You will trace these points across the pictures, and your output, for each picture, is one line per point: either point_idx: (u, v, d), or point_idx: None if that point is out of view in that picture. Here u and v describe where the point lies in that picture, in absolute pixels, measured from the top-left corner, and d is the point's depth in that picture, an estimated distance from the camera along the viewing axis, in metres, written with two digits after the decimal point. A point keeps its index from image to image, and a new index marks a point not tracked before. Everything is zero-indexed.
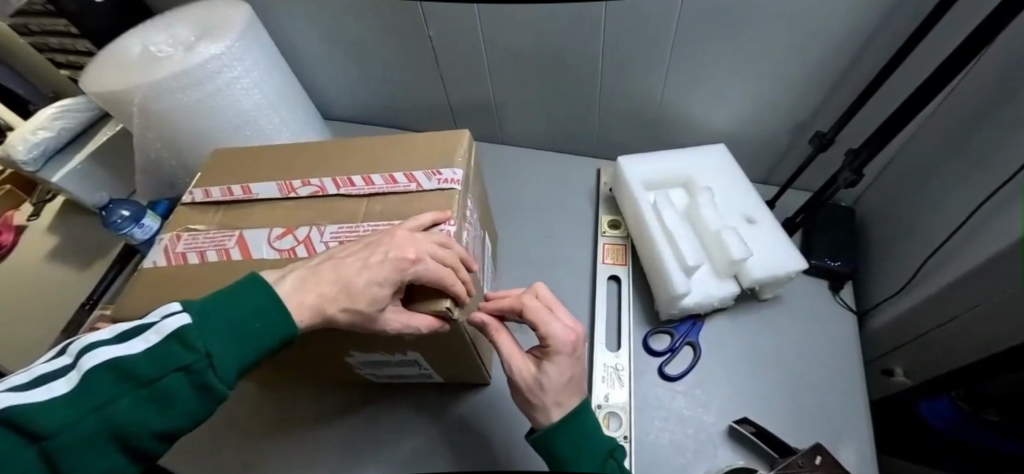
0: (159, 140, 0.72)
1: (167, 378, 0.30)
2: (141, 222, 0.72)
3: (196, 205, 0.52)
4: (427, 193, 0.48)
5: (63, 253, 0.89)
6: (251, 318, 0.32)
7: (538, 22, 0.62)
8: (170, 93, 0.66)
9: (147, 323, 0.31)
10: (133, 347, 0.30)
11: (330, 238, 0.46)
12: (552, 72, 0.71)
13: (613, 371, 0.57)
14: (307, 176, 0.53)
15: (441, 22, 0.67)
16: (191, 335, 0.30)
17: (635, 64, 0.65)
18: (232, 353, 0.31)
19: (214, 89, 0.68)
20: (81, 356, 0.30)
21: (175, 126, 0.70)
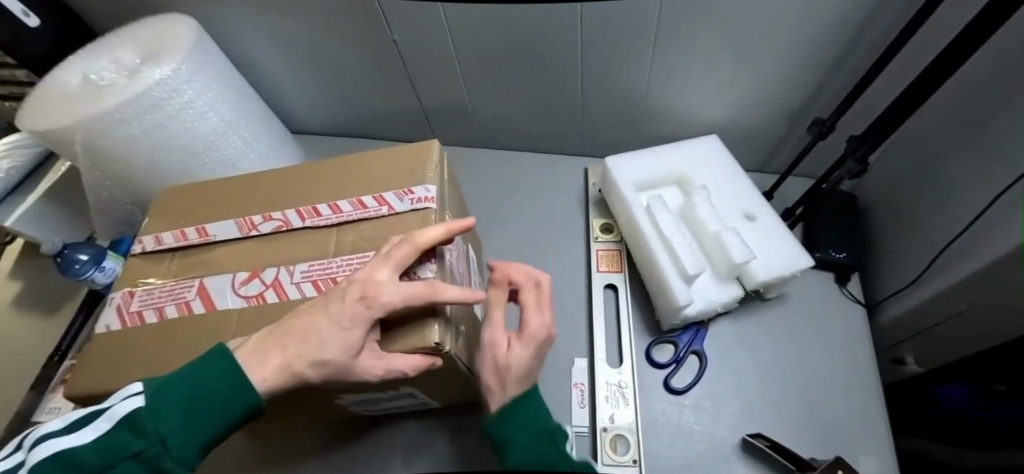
0: (111, 176, 0.66)
1: (113, 471, 0.26)
2: (101, 264, 0.67)
3: (150, 255, 0.48)
4: (399, 216, 0.44)
5: (26, 299, 0.83)
6: (204, 392, 0.28)
7: (510, 19, 0.57)
8: (115, 126, 0.60)
9: (100, 408, 0.29)
10: (84, 437, 0.28)
11: (301, 277, 0.41)
12: (530, 70, 0.66)
13: (616, 390, 0.54)
14: (268, 210, 0.48)
15: (406, 25, 0.62)
16: (142, 418, 0.27)
17: (618, 57, 0.61)
18: (184, 436, 0.27)
19: (164, 117, 0.62)
20: (37, 448, 0.28)
21: (125, 160, 0.64)
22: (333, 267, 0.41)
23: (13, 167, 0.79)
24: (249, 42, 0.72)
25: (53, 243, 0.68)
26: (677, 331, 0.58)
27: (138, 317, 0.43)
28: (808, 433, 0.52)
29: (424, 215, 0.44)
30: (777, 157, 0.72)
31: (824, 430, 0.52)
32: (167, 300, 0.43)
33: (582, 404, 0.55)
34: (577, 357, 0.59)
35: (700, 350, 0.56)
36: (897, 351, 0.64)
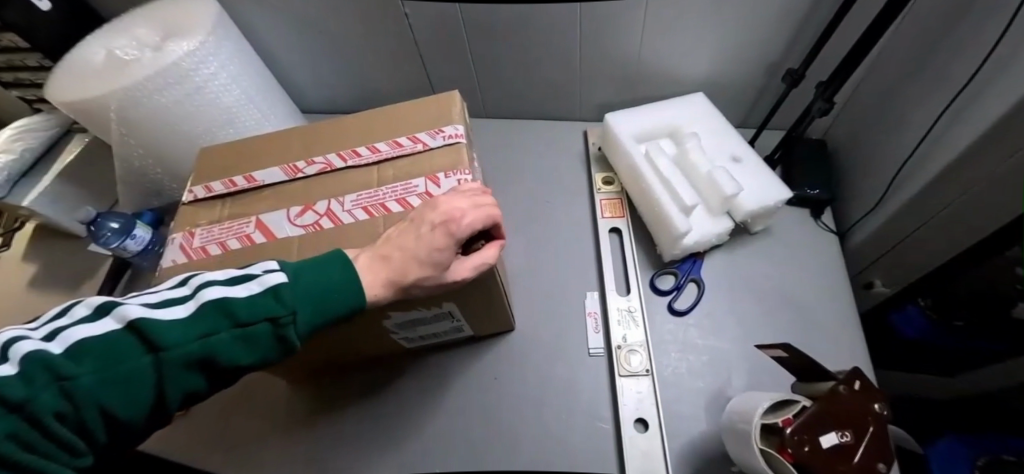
0: (141, 147, 0.70)
1: (260, 325, 0.32)
2: (132, 233, 0.70)
3: (201, 202, 0.52)
4: (433, 152, 0.50)
5: (44, 279, 0.85)
6: (333, 288, 0.34)
7: None
8: (146, 97, 0.64)
9: (253, 273, 0.34)
10: (240, 291, 0.33)
11: (353, 205, 0.47)
12: (533, 41, 0.72)
13: (627, 313, 0.61)
14: (309, 157, 0.53)
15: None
16: (286, 291, 0.33)
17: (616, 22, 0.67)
18: (314, 315, 0.34)
19: (193, 87, 0.66)
20: (195, 289, 0.33)
21: (154, 130, 0.68)
22: (381, 194, 0.47)
23: (25, 148, 0.82)
24: (261, 19, 0.75)
25: (87, 211, 0.68)
26: (677, 263, 0.65)
27: (199, 253, 0.47)
28: (795, 340, 0.59)
29: (456, 150, 0.49)
30: (755, 112, 0.80)
31: (807, 335, 0.60)
32: (226, 237, 0.47)
33: (596, 329, 0.61)
34: (589, 291, 0.65)
35: (698, 278, 0.63)
36: (865, 276, 0.73)
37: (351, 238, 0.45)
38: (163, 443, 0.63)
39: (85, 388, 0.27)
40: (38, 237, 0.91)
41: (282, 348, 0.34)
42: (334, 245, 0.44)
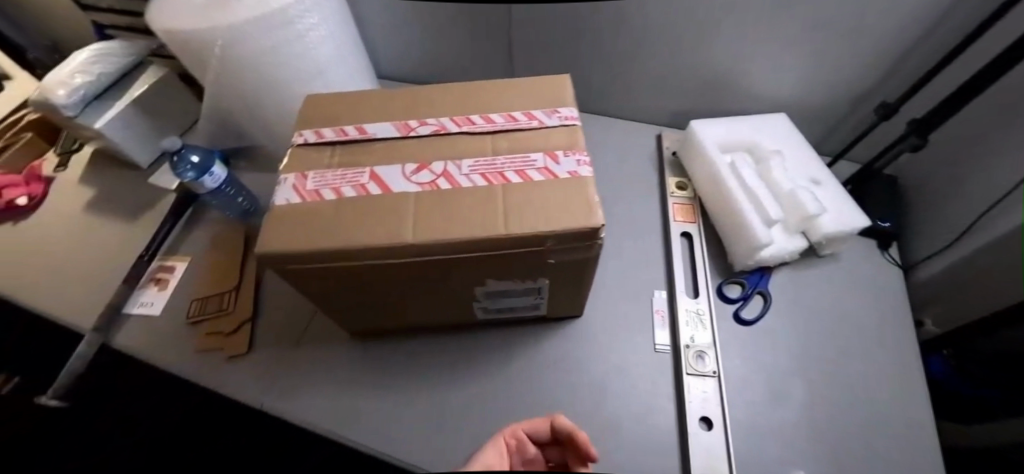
0: (229, 86, 0.69)
1: None
2: (210, 170, 0.70)
3: (311, 147, 0.52)
4: (549, 131, 0.51)
5: (101, 205, 0.85)
6: None
7: None
8: (249, 37, 0.63)
9: None
10: None
11: (470, 170, 0.47)
12: (626, 38, 0.73)
13: (696, 316, 0.62)
14: (420, 117, 0.54)
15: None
16: None
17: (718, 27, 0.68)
18: None
19: (293, 34, 0.66)
20: None
21: (247, 71, 0.67)
22: (498, 163, 0.48)
23: (102, 73, 0.80)
24: None
25: (174, 140, 0.67)
26: (746, 273, 0.66)
27: (313, 194, 0.47)
28: (855, 363, 0.61)
29: (572, 131, 0.50)
30: (827, 140, 0.81)
31: (868, 361, 0.61)
32: (340, 183, 0.48)
33: (663, 327, 0.63)
34: (656, 289, 0.66)
35: (766, 291, 0.64)
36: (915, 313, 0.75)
37: (469, 200, 0.45)
38: (222, 380, 0.63)
39: None
40: (97, 162, 0.91)
41: None
42: (452, 203, 0.45)
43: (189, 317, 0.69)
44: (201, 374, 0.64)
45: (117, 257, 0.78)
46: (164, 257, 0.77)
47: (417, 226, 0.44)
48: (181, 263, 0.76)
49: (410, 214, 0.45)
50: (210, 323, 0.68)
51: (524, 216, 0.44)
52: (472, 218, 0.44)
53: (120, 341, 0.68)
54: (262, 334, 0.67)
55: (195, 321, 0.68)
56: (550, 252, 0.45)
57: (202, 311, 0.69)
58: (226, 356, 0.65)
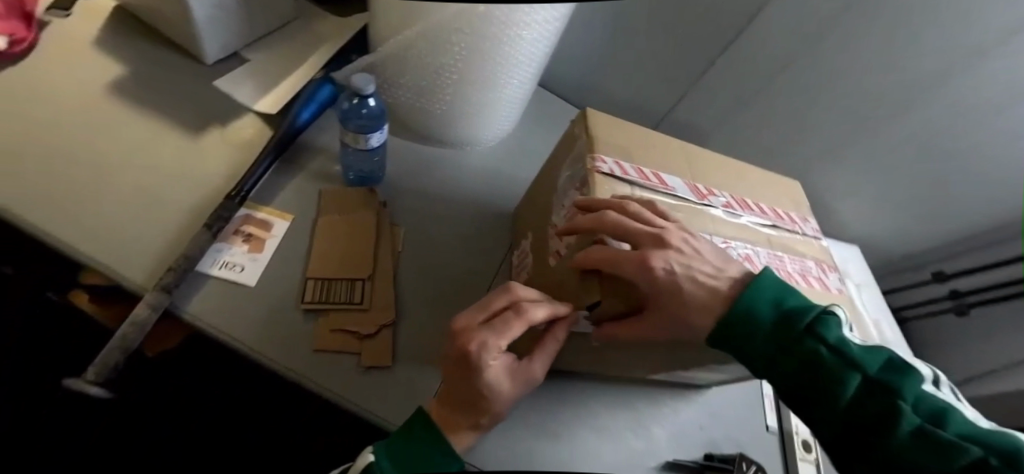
0: (431, 37, 0.55)
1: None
2: (383, 129, 0.55)
3: (614, 180, 0.46)
4: (809, 241, 0.55)
5: (142, 94, 0.61)
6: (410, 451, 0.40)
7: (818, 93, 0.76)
8: (510, 14, 0.51)
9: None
10: None
11: (767, 263, 0.49)
12: (777, 133, 0.84)
13: (798, 406, 0.72)
14: (702, 183, 0.53)
15: (752, 56, 0.73)
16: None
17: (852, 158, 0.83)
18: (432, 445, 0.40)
19: (543, 26, 0.55)
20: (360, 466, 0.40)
21: (471, 39, 0.54)
22: (783, 262, 0.51)
23: None
24: None
25: (370, 81, 0.51)
26: None
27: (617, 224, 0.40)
28: None
29: (823, 246, 0.56)
30: None
31: None
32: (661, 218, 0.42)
33: (772, 409, 0.71)
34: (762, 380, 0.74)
35: None
36: None
37: None
38: (356, 395, 0.50)
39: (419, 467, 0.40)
40: (131, 31, 0.65)
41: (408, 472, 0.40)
42: None
43: (302, 301, 0.53)
44: (325, 382, 0.50)
45: (173, 182, 0.56)
46: (252, 204, 0.58)
47: None
48: (279, 220, 0.58)
49: None
50: (335, 316, 0.53)
51: None
52: None
53: (193, 310, 0.49)
54: (404, 345, 0.55)
55: (310, 308, 0.53)
56: None
57: (322, 297, 0.54)
58: (361, 366, 0.52)
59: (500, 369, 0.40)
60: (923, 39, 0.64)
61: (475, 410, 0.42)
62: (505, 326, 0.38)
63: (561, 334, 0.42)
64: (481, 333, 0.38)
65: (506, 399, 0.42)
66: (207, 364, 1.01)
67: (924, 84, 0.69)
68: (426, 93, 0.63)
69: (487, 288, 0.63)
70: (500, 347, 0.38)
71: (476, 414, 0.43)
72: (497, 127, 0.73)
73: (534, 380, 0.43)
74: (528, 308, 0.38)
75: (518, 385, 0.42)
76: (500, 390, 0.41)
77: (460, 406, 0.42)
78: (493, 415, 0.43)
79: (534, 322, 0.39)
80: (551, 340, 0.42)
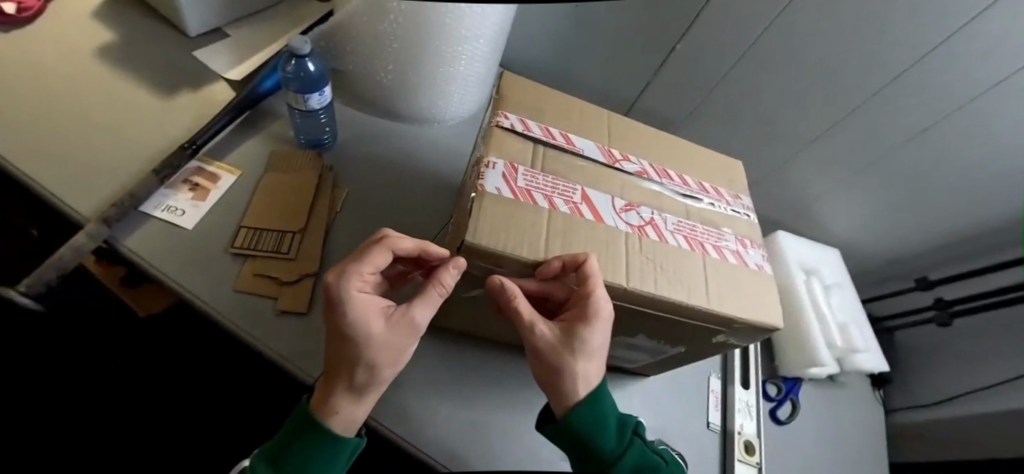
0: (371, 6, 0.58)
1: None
2: (322, 91, 0.59)
3: (514, 135, 0.46)
4: (736, 216, 0.53)
5: (125, 58, 0.68)
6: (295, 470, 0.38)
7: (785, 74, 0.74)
8: None
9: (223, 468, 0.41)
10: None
11: (675, 230, 0.48)
12: (750, 113, 0.83)
13: (746, 406, 0.68)
14: (620, 149, 0.52)
15: (715, 41, 0.74)
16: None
17: (825, 148, 0.83)
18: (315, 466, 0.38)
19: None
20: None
21: (405, 8, 0.56)
22: (696, 232, 0.49)
23: None
24: None
25: (305, 42, 0.56)
26: (782, 378, 0.73)
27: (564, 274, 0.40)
28: None
29: (753, 223, 0.54)
30: None
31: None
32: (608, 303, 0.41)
33: (717, 406, 0.67)
34: (711, 375, 0.70)
35: (796, 399, 0.72)
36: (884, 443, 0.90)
37: (678, 260, 0.46)
38: (266, 335, 0.52)
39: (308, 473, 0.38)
40: (128, 6, 0.73)
41: None
42: (663, 259, 0.45)
43: (232, 245, 0.56)
44: (238, 320, 0.52)
45: (136, 134, 0.62)
46: (204, 158, 0.63)
47: (633, 271, 0.43)
48: (227, 174, 0.62)
49: (625, 257, 0.43)
50: (260, 262, 0.56)
51: (725, 297, 0.45)
52: (679, 282, 0.44)
53: (131, 245, 0.53)
54: (324, 296, 0.57)
55: (239, 253, 0.56)
56: (722, 333, 0.48)
57: (251, 244, 0.57)
58: (276, 309, 0.54)
59: (372, 308, 0.37)
60: (887, 19, 0.61)
61: (348, 359, 0.36)
62: (364, 253, 0.39)
63: (448, 277, 0.38)
64: (344, 265, 0.38)
65: (388, 348, 0.36)
66: (180, 340, 1.01)
67: (888, 71, 0.68)
68: (376, 64, 0.66)
69: None
70: (362, 274, 0.38)
71: (352, 374, 0.36)
72: (454, 105, 0.75)
73: (415, 327, 0.38)
74: (390, 240, 0.41)
75: (400, 332, 0.37)
76: (371, 332, 0.36)
77: (335, 362, 0.37)
78: (375, 374, 0.36)
79: (399, 248, 0.41)
80: (436, 285, 0.38)
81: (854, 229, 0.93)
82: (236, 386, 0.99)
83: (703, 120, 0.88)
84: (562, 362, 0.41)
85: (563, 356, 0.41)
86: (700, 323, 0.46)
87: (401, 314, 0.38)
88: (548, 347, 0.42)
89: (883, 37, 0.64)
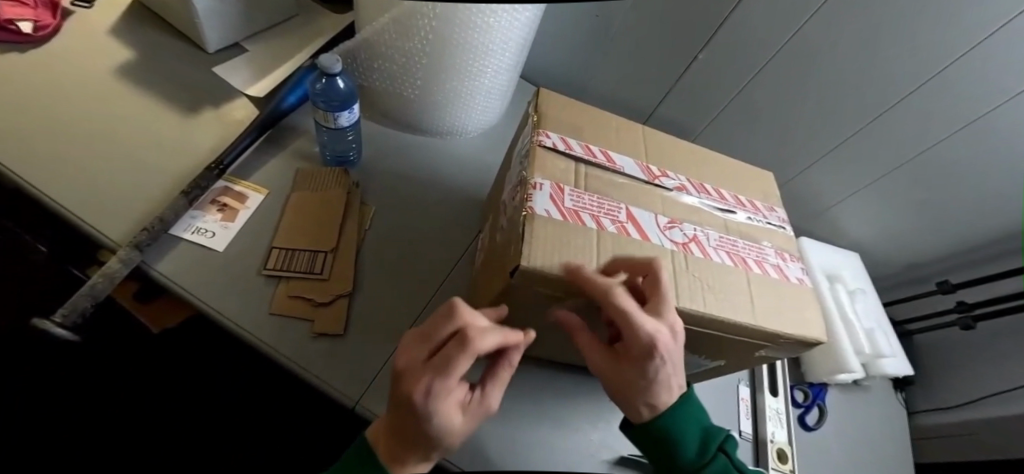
0: (401, 22, 0.58)
1: None
2: (352, 108, 0.58)
3: (556, 154, 0.46)
4: (772, 229, 0.53)
5: (143, 75, 0.67)
6: None
7: (802, 84, 0.76)
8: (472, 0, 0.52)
9: None
10: None
11: (717, 246, 0.48)
12: (767, 122, 0.84)
13: (776, 413, 0.68)
14: (658, 165, 0.52)
15: (735, 51, 0.74)
16: None
17: (841, 154, 0.84)
18: None
19: (509, 13, 0.56)
20: None
21: (437, 26, 0.56)
22: (737, 247, 0.49)
23: None
24: None
25: (336, 61, 0.55)
26: (809, 383, 0.74)
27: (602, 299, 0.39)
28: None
29: (789, 235, 0.54)
30: None
31: None
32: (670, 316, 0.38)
33: (748, 415, 0.68)
34: (740, 384, 0.70)
35: (823, 404, 0.73)
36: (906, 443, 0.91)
37: (724, 277, 0.46)
38: (304, 358, 0.51)
39: None
40: (144, 22, 0.72)
41: None
42: (710, 276, 0.45)
43: (264, 267, 0.56)
44: (275, 344, 0.51)
45: (159, 154, 0.61)
46: (231, 178, 0.62)
47: (683, 290, 0.42)
48: (255, 193, 0.62)
49: (673, 276, 0.43)
50: (295, 283, 0.55)
51: (772, 313, 0.46)
52: (727, 300, 0.44)
53: (161, 267, 0.53)
54: (358, 315, 0.57)
55: (272, 275, 0.56)
56: (766, 347, 0.48)
57: (284, 265, 0.56)
58: (313, 332, 0.53)
59: (457, 408, 0.31)
60: (906, 29, 0.63)
61: (430, 455, 0.32)
62: (449, 366, 0.28)
63: (514, 340, 0.34)
64: (422, 373, 0.29)
65: (468, 433, 0.33)
66: (194, 358, 0.99)
67: (907, 81, 0.69)
68: (402, 79, 0.65)
69: (450, 269, 0.64)
70: (450, 387, 0.29)
71: (428, 457, 0.33)
72: (477, 118, 0.75)
73: (491, 410, 0.34)
74: (475, 336, 0.30)
75: (481, 421, 0.33)
76: (456, 432, 0.31)
77: (409, 457, 0.32)
78: (452, 454, 0.33)
79: (483, 348, 0.30)
80: (503, 359, 0.34)
81: (869, 232, 0.94)
82: (250, 403, 0.98)
83: (719, 128, 0.89)
84: (629, 388, 0.41)
85: (627, 383, 0.41)
86: (747, 339, 0.46)
87: (479, 402, 0.33)
88: (609, 375, 0.42)
89: (904, 47, 0.65)
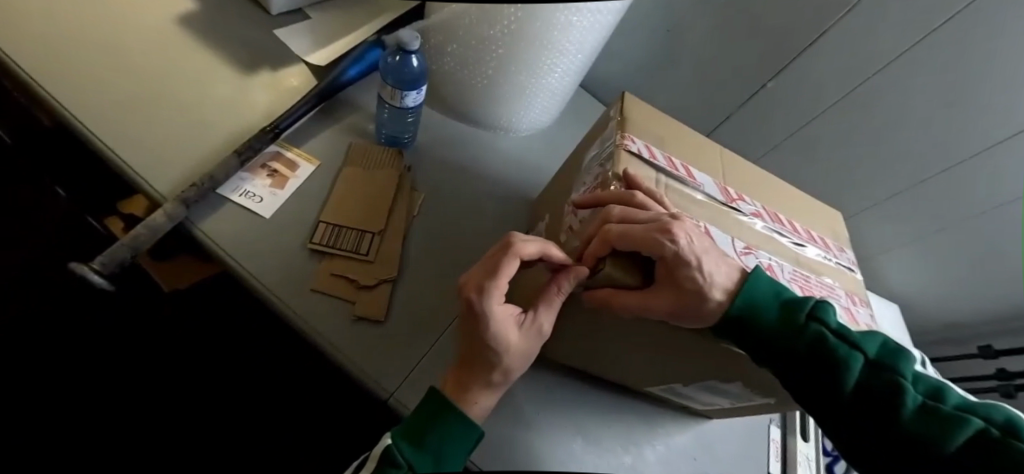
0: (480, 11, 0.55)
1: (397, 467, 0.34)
2: (420, 89, 0.57)
3: (640, 162, 0.44)
4: (841, 270, 0.51)
5: (205, 28, 0.64)
6: (439, 438, 0.36)
7: (865, 127, 0.76)
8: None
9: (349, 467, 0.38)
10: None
11: (791, 278, 0.46)
12: (822, 162, 0.84)
13: (807, 460, 0.66)
14: (734, 188, 0.50)
15: (807, 86, 0.74)
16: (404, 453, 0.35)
17: (892, 202, 0.84)
18: (457, 437, 0.36)
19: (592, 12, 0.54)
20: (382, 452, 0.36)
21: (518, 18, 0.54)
22: (809, 283, 0.47)
23: None
24: None
25: (416, 38, 0.53)
26: None
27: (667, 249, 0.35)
28: None
29: (857, 279, 0.52)
30: None
31: None
32: (726, 264, 0.38)
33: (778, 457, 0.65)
34: (771, 424, 0.68)
35: None
36: None
37: None
38: (342, 340, 0.49)
39: (447, 447, 0.36)
40: None
41: (439, 451, 0.36)
42: None
43: (310, 240, 0.53)
44: (313, 323, 0.49)
45: (214, 109, 0.59)
46: (283, 144, 0.60)
47: None
48: (305, 163, 0.59)
49: None
50: (337, 261, 0.53)
51: None
52: None
53: (205, 227, 0.50)
54: (400, 302, 0.54)
55: (316, 250, 0.53)
56: None
57: (330, 241, 0.54)
58: (353, 314, 0.51)
59: (508, 318, 0.36)
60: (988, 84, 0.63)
61: (486, 369, 0.37)
62: (494, 263, 0.35)
63: (567, 285, 0.37)
64: (477, 276, 0.36)
65: (519, 354, 0.37)
66: None
67: (978, 139, 0.69)
68: (470, 66, 0.63)
69: None
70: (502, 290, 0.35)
71: (487, 376, 0.38)
72: (533, 116, 0.73)
73: (541, 336, 0.38)
74: (517, 243, 0.36)
75: (532, 340, 0.37)
76: (509, 345, 0.36)
77: (467, 363, 0.38)
78: (507, 377, 0.38)
79: (524, 253, 0.35)
80: (554, 290, 0.37)
81: (906, 284, 0.94)
82: None
83: (773, 161, 0.88)
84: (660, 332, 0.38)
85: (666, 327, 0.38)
86: None
87: (530, 324, 0.37)
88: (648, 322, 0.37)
89: (977, 105, 0.66)
